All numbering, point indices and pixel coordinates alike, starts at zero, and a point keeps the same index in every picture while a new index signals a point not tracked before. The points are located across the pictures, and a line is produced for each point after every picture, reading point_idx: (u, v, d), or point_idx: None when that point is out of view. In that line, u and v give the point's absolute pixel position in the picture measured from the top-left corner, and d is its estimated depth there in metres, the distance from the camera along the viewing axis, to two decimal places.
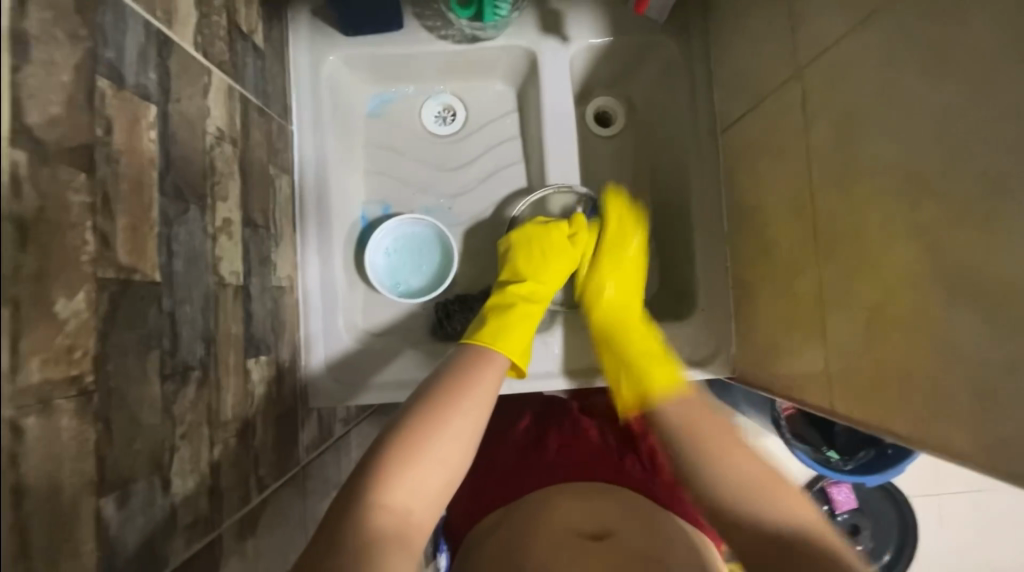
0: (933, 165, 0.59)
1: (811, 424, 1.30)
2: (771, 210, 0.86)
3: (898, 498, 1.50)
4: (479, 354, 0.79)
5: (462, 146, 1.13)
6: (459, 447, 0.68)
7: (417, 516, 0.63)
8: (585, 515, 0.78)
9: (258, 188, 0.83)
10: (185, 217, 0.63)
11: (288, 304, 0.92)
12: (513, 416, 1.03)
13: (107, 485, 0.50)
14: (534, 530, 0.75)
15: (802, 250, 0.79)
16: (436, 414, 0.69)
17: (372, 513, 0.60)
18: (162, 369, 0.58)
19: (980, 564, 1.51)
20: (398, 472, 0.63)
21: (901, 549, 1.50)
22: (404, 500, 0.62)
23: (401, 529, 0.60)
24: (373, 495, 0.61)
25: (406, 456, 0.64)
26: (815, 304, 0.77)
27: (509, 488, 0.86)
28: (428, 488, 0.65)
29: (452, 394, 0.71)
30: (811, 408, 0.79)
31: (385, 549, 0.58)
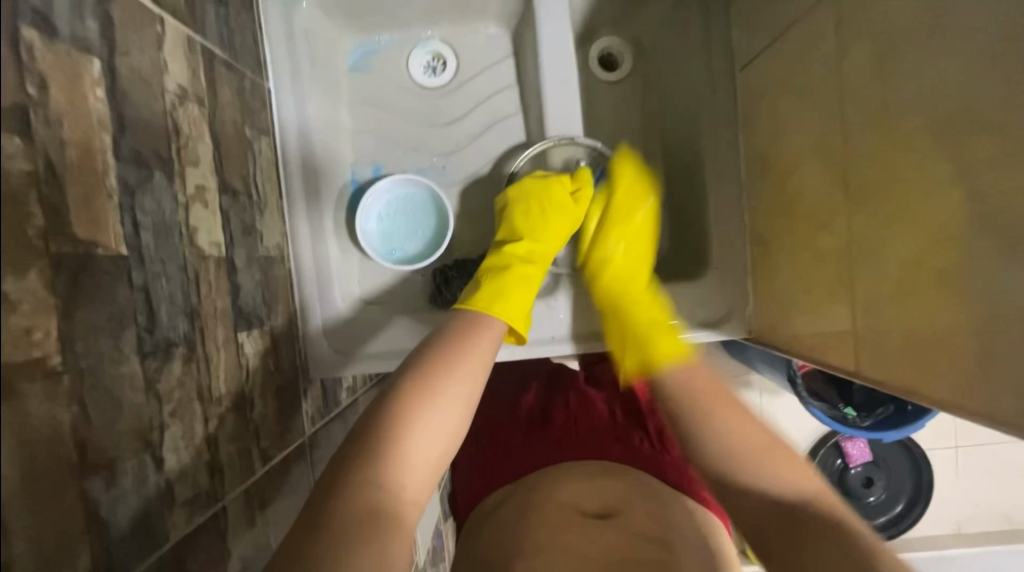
0: (988, 89, 0.50)
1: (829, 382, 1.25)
2: (795, 154, 0.78)
3: (917, 454, 1.47)
4: (473, 320, 0.75)
5: (454, 98, 1.05)
6: (453, 419, 0.66)
7: (410, 490, 0.62)
8: (591, 493, 0.77)
9: (234, 152, 0.78)
10: (148, 185, 0.59)
11: (279, 274, 0.89)
12: (517, 389, 1.00)
13: (91, 466, 0.49)
14: (536, 510, 0.74)
15: (828, 198, 0.71)
16: (427, 385, 0.66)
17: (361, 488, 0.58)
18: (140, 346, 0.56)
19: (996, 513, 1.49)
20: (388, 445, 0.61)
21: (916, 503, 1.48)
22: (395, 473, 0.61)
23: (394, 502, 0.59)
24: (365, 469, 0.59)
25: (396, 428, 0.62)
26: (841, 258, 0.70)
27: (517, 465, 0.85)
28: (420, 461, 0.63)
29: (444, 364, 0.68)
30: (832, 369, 0.73)
31: (376, 523, 0.57)
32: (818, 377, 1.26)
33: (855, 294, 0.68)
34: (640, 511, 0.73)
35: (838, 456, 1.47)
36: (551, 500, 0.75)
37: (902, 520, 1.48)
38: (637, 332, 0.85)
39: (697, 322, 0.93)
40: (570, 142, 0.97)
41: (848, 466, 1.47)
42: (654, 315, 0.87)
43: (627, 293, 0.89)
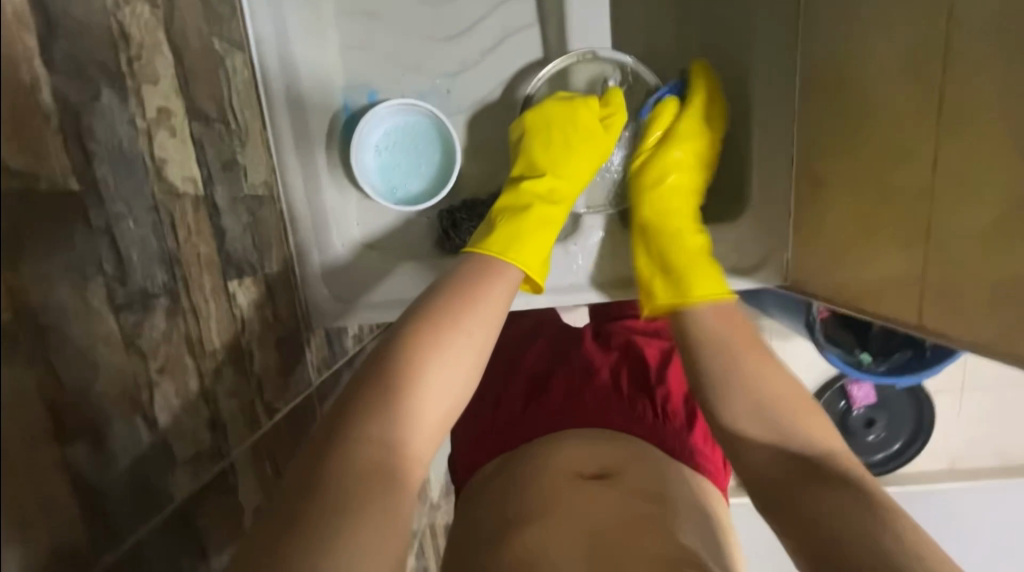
0: None
1: (847, 326, 1.18)
2: (870, 67, 0.65)
3: (919, 393, 1.45)
4: (484, 266, 0.67)
5: (458, 5, 0.89)
6: (462, 373, 0.60)
7: (415, 447, 0.57)
8: (588, 456, 0.72)
9: (203, 70, 0.66)
10: (97, 105, 0.49)
11: (269, 215, 0.79)
12: (517, 348, 0.94)
13: (72, 431, 0.44)
14: (539, 469, 0.70)
15: (912, 120, 0.60)
16: (434, 336, 0.59)
17: (365, 447, 0.53)
18: (112, 299, 0.49)
19: (995, 453, 1.50)
20: (393, 401, 0.56)
21: (913, 438, 1.48)
22: (402, 431, 0.56)
23: (399, 462, 0.54)
24: (369, 427, 0.54)
25: (402, 383, 0.57)
26: (918, 192, 0.60)
27: (519, 430, 0.79)
28: (427, 417, 0.58)
29: (453, 314, 0.61)
30: (885, 322, 0.66)
31: (383, 486, 0.52)
32: (833, 320, 1.19)
33: (933, 237, 0.59)
34: (640, 474, 0.70)
35: (841, 398, 1.45)
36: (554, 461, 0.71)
37: (897, 455, 1.49)
38: (673, 262, 0.78)
39: (729, 269, 0.84)
40: (591, 58, 0.85)
41: (851, 408, 1.45)
42: (689, 240, 0.79)
43: (671, 213, 0.82)
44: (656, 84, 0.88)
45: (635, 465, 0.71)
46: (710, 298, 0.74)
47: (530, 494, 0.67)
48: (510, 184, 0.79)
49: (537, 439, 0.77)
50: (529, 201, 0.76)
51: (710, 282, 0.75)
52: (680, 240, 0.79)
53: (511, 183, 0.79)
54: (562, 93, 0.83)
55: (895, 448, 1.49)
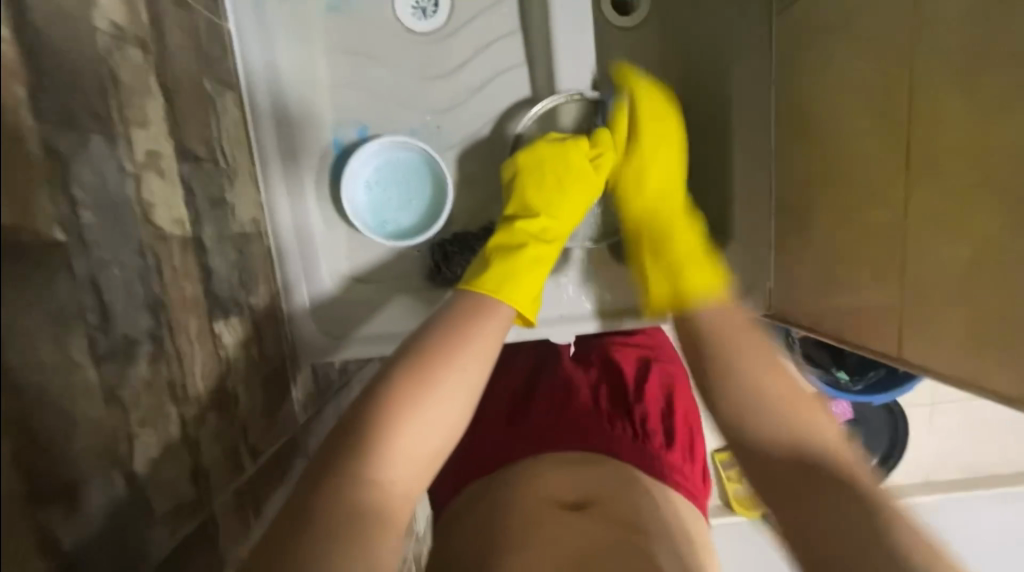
0: None
1: (823, 344, 1.22)
2: (841, 112, 0.69)
3: (896, 413, 1.49)
4: (477, 300, 0.67)
5: (448, 45, 0.91)
6: (455, 412, 0.59)
7: (405, 486, 0.55)
8: (570, 483, 0.71)
9: (194, 111, 0.66)
10: (86, 151, 0.48)
11: (257, 251, 0.78)
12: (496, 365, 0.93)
13: (47, 494, 0.41)
14: (514, 502, 0.68)
15: (886, 162, 0.63)
16: (425, 370, 0.59)
17: (351, 487, 0.52)
18: (95, 349, 0.47)
19: (972, 472, 1.54)
20: (384, 443, 0.55)
21: (892, 458, 1.51)
22: (391, 469, 0.55)
23: (386, 504, 0.53)
24: (361, 471, 0.53)
25: (392, 424, 0.55)
26: (894, 230, 0.63)
27: (499, 452, 0.77)
28: (418, 455, 0.57)
29: (445, 348, 0.61)
30: (864, 349, 0.69)
31: (369, 527, 0.51)
32: (814, 344, 1.23)
33: (909, 272, 0.61)
34: (625, 505, 0.68)
35: None
36: (528, 491, 0.69)
37: (878, 474, 1.52)
38: (669, 263, 0.78)
39: None
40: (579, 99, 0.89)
41: None
42: (693, 243, 0.80)
43: (666, 217, 0.81)
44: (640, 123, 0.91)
45: (620, 493, 0.69)
46: (711, 298, 0.74)
47: (506, 531, 0.64)
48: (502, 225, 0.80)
49: (519, 461, 0.75)
50: (522, 241, 0.76)
51: (708, 275, 0.77)
52: (682, 243, 0.79)
53: (502, 224, 0.80)
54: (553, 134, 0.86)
55: (877, 468, 1.51)
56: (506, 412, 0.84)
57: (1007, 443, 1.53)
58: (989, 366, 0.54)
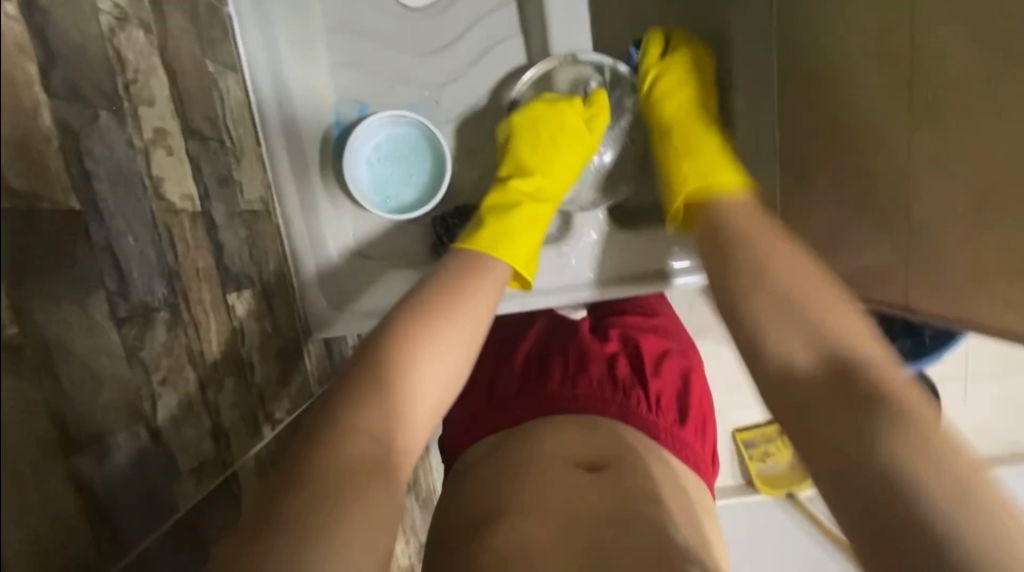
0: None
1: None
2: (840, 58, 0.67)
3: (929, 388, 1.44)
4: (469, 261, 0.69)
5: (442, 18, 0.91)
6: (447, 366, 0.61)
7: (400, 440, 0.56)
8: (587, 448, 0.71)
9: (197, 91, 0.68)
10: (96, 126, 0.51)
11: (265, 230, 0.81)
12: (510, 335, 0.92)
13: (76, 443, 0.45)
14: (526, 464, 0.68)
15: (889, 109, 0.61)
16: (419, 327, 0.61)
17: (346, 439, 0.53)
18: (115, 313, 0.50)
19: (1004, 443, 1.50)
20: (380, 394, 0.56)
21: None
22: (384, 423, 0.56)
23: (381, 456, 0.54)
24: (361, 421, 0.54)
25: (387, 375, 0.57)
26: (898, 181, 0.61)
27: (506, 415, 0.78)
28: (413, 410, 0.58)
29: (439, 307, 0.62)
30: (875, 307, 0.68)
31: (366, 479, 0.52)
32: None
33: (914, 221, 0.60)
34: (641, 472, 0.68)
35: None
36: (546, 452, 0.69)
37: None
38: (690, 172, 0.74)
39: None
40: (571, 60, 0.87)
41: None
42: (715, 154, 0.75)
43: (693, 133, 0.78)
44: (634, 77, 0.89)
45: (635, 459, 0.69)
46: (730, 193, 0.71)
47: (519, 490, 0.64)
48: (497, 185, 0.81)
49: (529, 422, 0.76)
50: (518, 201, 0.77)
51: (727, 173, 0.73)
52: (687, 162, 0.75)
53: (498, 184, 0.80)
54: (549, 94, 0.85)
55: None
56: (519, 381, 0.82)
57: None
58: (1003, 308, 0.53)
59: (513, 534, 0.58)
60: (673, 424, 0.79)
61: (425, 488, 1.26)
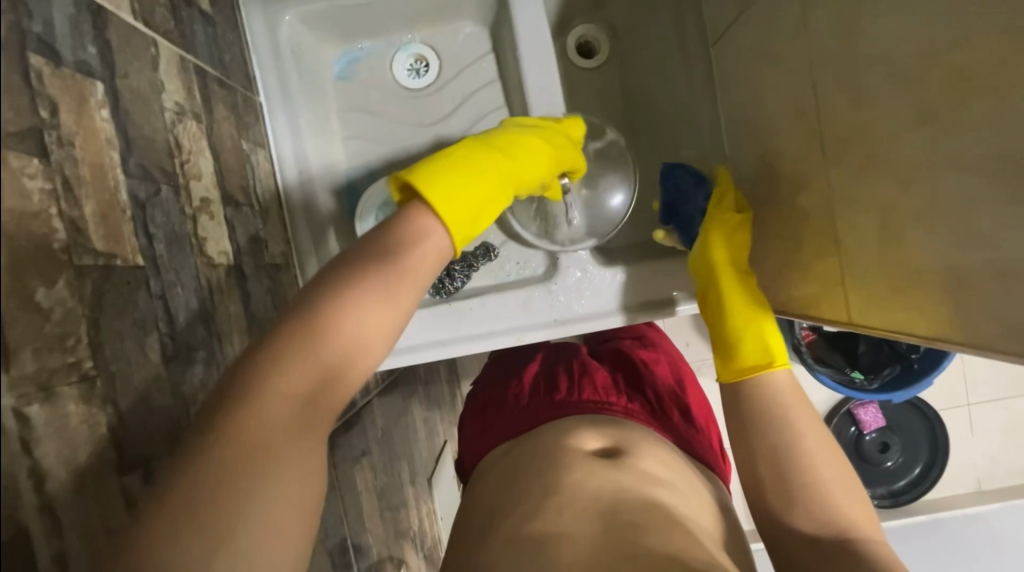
0: (928, 46, 0.52)
1: (835, 347, 1.30)
2: (769, 116, 0.80)
3: (930, 416, 1.51)
4: (414, 220, 0.60)
5: (439, 97, 1.08)
6: (387, 322, 0.52)
7: (323, 403, 0.49)
8: (600, 441, 0.75)
9: (233, 165, 0.81)
10: (158, 198, 0.62)
11: (286, 281, 0.91)
12: (520, 358, 1.01)
13: (128, 465, 0.51)
14: (554, 455, 0.72)
15: (809, 156, 0.73)
16: (354, 275, 0.52)
17: (260, 397, 0.45)
18: (164, 351, 0.58)
19: (1003, 468, 1.51)
20: (297, 348, 0.48)
21: (933, 462, 1.51)
22: (305, 384, 0.48)
23: (301, 419, 0.47)
24: (278, 377, 0.47)
25: (309, 329, 0.48)
26: (823, 213, 0.72)
27: (521, 419, 0.84)
28: (341, 373, 0.50)
29: (383, 256, 0.54)
30: (827, 323, 0.76)
31: (280, 441, 0.45)
32: (823, 344, 1.31)
33: (842, 246, 0.70)
34: (653, 461, 0.72)
35: (850, 424, 1.52)
36: (566, 444, 0.74)
37: (919, 480, 1.52)
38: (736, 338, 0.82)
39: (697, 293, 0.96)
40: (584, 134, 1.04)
41: (863, 433, 1.52)
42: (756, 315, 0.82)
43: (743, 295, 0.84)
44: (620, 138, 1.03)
45: (647, 450, 0.74)
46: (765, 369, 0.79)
47: (545, 478, 0.68)
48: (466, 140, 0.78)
49: (542, 423, 0.81)
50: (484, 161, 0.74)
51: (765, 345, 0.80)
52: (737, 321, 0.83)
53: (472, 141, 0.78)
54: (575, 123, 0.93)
55: (917, 473, 1.52)
56: (530, 391, 0.89)
57: None
58: (916, 317, 0.61)
59: (547, 518, 0.62)
60: (679, 423, 0.85)
61: (430, 534, 1.27)
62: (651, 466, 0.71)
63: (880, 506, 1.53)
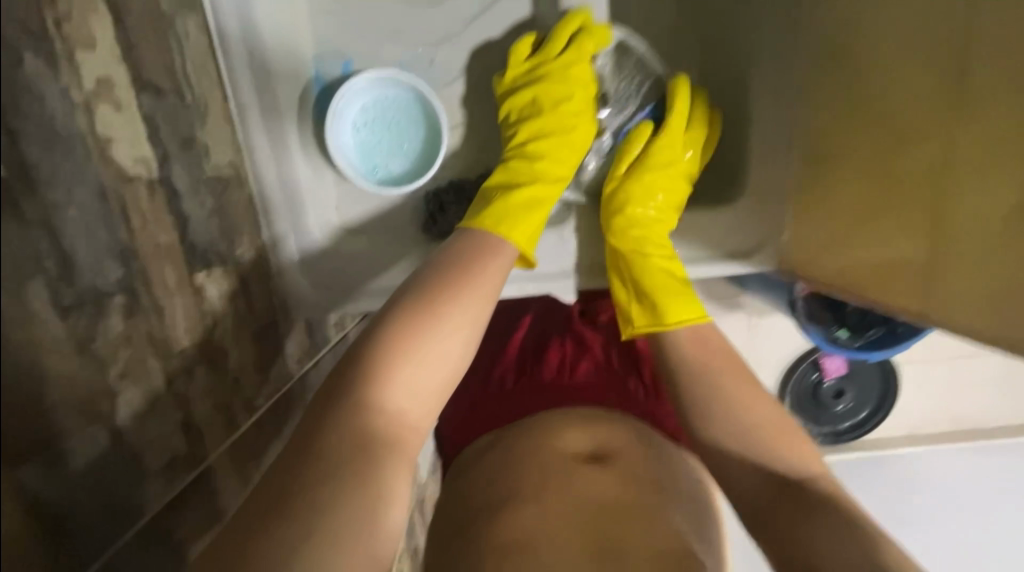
0: None
1: (823, 300, 1.07)
2: (882, 41, 0.63)
3: (886, 365, 1.34)
4: (480, 238, 0.65)
5: None
6: (465, 339, 0.56)
7: (413, 415, 0.53)
8: (590, 437, 0.66)
9: (150, 32, 0.58)
10: (19, 70, 0.41)
11: (237, 198, 0.72)
12: (504, 323, 0.87)
13: (20, 454, 0.39)
14: (525, 455, 0.64)
15: (932, 106, 0.58)
16: (419, 329, 0.54)
17: (358, 413, 0.50)
18: (58, 300, 0.43)
19: (975, 423, 1.42)
20: (400, 364, 0.52)
21: (878, 408, 1.38)
22: (400, 400, 0.52)
23: (387, 453, 0.50)
24: (384, 391, 0.51)
25: (416, 340, 0.54)
26: (930, 180, 0.59)
27: (508, 403, 0.73)
28: (431, 383, 0.54)
29: (431, 316, 0.55)
30: (884, 307, 0.67)
31: (379, 460, 0.49)
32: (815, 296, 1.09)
33: (941, 225, 0.58)
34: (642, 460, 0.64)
35: (814, 370, 1.34)
36: (543, 441, 0.65)
37: (865, 423, 1.40)
38: (647, 280, 0.73)
39: (726, 253, 0.83)
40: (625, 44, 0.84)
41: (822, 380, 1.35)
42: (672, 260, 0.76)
43: (652, 234, 0.77)
44: (660, 68, 0.85)
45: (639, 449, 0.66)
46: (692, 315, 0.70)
47: (515, 485, 0.61)
48: (529, 76, 0.79)
49: (529, 416, 0.71)
50: (563, 98, 0.78)
51: (689, 297, 0.72)
52: (656, 260, 0.75)
53: (538, 78, 0.78)
54: (586, 14, 0.79)
55: (862, 417, 1.39)
56: (515, 371, 0.77)
57: None
58: None
59: (523, 531, 0.56)
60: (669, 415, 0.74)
61: None
62: (637, 464, 0.63)
63: (824, 443, 1.42)
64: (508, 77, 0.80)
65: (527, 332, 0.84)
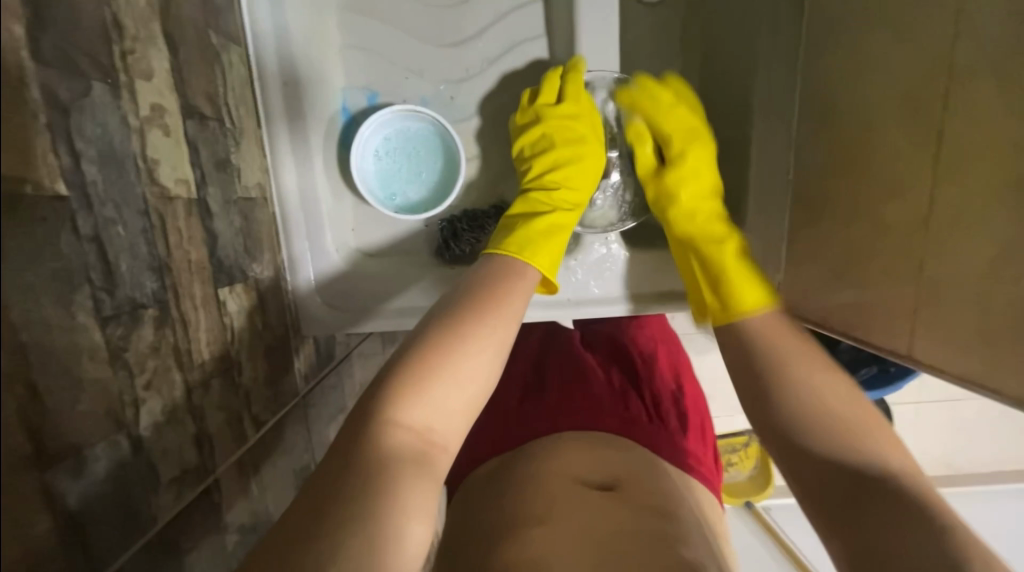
0: None
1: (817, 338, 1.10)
2: (870, 105, 0.68)
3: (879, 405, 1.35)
4: (506, 267, 0.68)
5: (465, 11, 0.87)
6: (488, 363, 0.59)
7: (439, 434, 0.55)
8: (598, 463, 0.67)
9: (199, 64, 0.63)
10: (88, 99, 0.45)
11: (261, 217, 0.76)
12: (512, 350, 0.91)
13: (52, 457, 0.41)
14: (542, 477, 0.64)
15: (915, 166, 0.63)
16: (448, 351, 0.56)
17: (389, 431, 0.52)
18: (99, 311, 0.45)
19: (964, 467, 1.44)
20: (428, 385, 0.55)
21: None
22: (427, 418, 0.54)
23: (417, 470, 0.51)
24: (410, 410, 0.53)
25: (440, 355, 0.56)
26: (914, 233, 0.63)
27: (518, 426, 0.75)
28: (455, 404, 0.56)
29: (453, 340, 0.57)
30: (870, 346, 0.70)
31: (409, 476, 0.50)
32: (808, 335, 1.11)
33: (924, 274, 0.62)
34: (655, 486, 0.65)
35: None
36: (555, 465, 0.66)
37: None
38: (721, 271, 0.75)
39: None
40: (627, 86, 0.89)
41: None
42: (732, 245, 0.76)
43: (707, 221, 0.79)
44: None
45: (645, 476, 0.67)
46: (757, 308, 0.71)
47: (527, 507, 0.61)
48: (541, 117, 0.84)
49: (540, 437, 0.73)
50: (578, 137, 0.83)
51: (754, 289, 0.72)
52: (725, 247, 0.76)
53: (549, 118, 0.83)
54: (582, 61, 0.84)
55: None
56: (524, 393, 0.80)
57: (1013, 444, 1.43)
58: (1003, 371, 0.55)
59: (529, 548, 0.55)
60: (674, 432, 0.77)
61: None
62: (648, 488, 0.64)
63: None
64: (522, 118, 0.86)
65: (536, 358, 0.87)
